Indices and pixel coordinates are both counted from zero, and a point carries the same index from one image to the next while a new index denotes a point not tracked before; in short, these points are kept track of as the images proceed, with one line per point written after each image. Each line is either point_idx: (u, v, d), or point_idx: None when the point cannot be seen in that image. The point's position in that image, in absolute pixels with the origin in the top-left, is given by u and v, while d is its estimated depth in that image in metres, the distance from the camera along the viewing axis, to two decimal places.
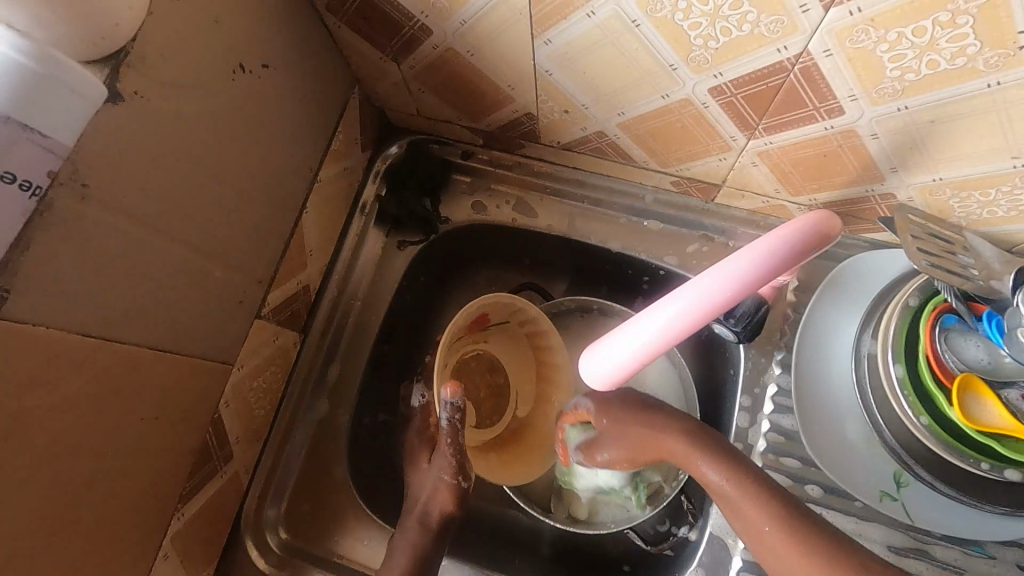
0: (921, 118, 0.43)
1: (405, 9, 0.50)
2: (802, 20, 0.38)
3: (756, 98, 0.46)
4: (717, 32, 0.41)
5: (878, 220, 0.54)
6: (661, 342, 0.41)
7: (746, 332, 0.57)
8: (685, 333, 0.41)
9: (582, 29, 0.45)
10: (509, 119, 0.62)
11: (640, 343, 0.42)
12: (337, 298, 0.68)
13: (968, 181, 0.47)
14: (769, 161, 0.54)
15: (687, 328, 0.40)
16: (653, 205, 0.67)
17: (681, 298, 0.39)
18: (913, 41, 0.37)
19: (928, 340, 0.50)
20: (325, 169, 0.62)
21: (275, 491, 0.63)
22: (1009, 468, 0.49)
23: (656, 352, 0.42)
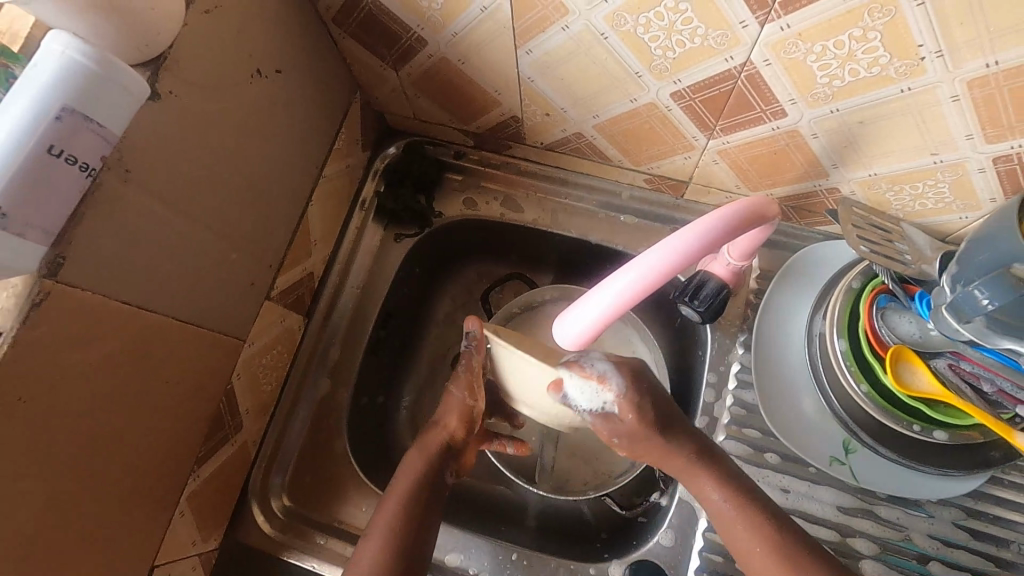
0: (852, 119, 0.50)
1: (404, 22, 0.56)
2: (742, 34, 0.45)
3: (712, 101, 0.53)
4: (673, 44, 0.48)
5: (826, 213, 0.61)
6: (618, 307, 0.46)
7: (709, 313, 0.63)
8: (635, 302, 0.46)
9: (559, 40, 0.52)
10: (498, 121, 0.68)
11: (603, 306, 0.46)
12: (338, 286, 0.74)
13: (899, 175, 0.54)
14: (728, 159, 0.60)
15: (645, 290, 0.44)
16: (629, 201, 0.73)
17: (638, 263, 0.44)
18: (836, 52, 0.44)
19: (867, 317, 0.57)
20: (329, 166, 0.68)
21: (281, 462, 0.69)
22: (938, 430, 0.55)
23: (615, 316, 0.47)
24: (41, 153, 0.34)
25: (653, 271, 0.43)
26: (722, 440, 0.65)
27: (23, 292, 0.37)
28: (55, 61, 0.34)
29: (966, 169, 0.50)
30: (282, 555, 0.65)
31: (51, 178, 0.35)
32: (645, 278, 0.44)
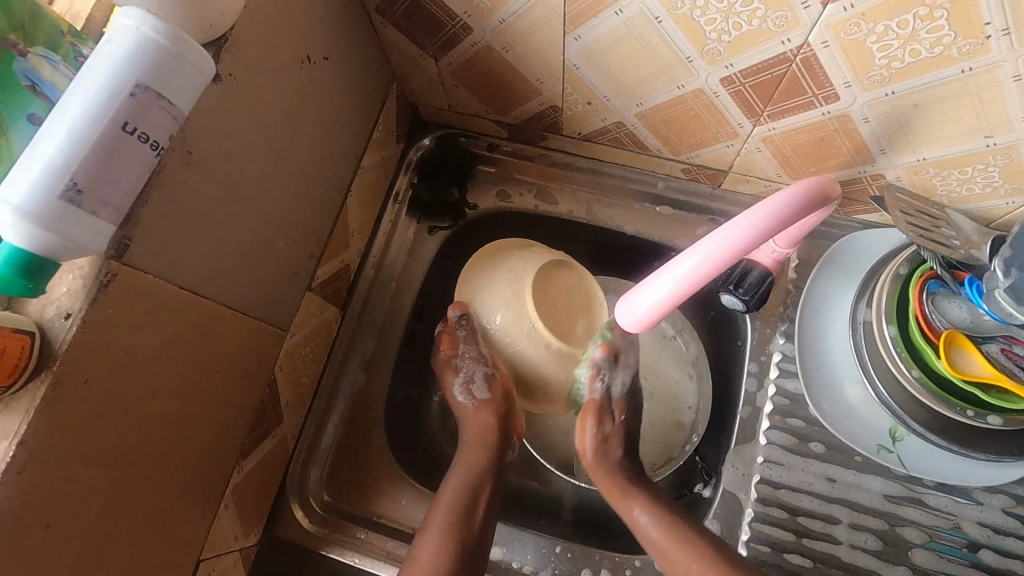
0: (906, 103, 0.50)
1: (451, 10, 0.56)
2: (803, 16, 0.45)
3: (762, 86, 0.52)
4: (729, 26, 0.48)
5: (870, 200, 0.60)
6: (679, 288, 0.46)
7: (754, 302, 0.63)
8: (697, 284, 0.45)
9: (610, 26, 0.51)
10: (536, 112, 0.68)
11: (672, 283, 0.46)
12: (373, 278, 0.73)
13: (948, 159, 0.54)
14: (772, 147, 0.60)
15: (716, 268, 0.44)
16: (664, 191, 0.73)
17: (712, 240, 0.43)
18: (898, 33, 0.44)
19: (917, 302, 0.57)
20: (367, 156, 0.67)
21: (318, 455, 0.68)
22: (992, 415, 0.54)
23: (681, 295, 0.46)
24: (114, 129, 0.34)
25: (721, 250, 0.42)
26: (765, 430, 0.65)
27: (90, 273, 0.37)
28: (129, 36, 0.34)
29: (1019, 152, 0.50)
30: (322, 550, 0.64)
31: (124, 155, 0.35)
32: (718, 256, 0.43)
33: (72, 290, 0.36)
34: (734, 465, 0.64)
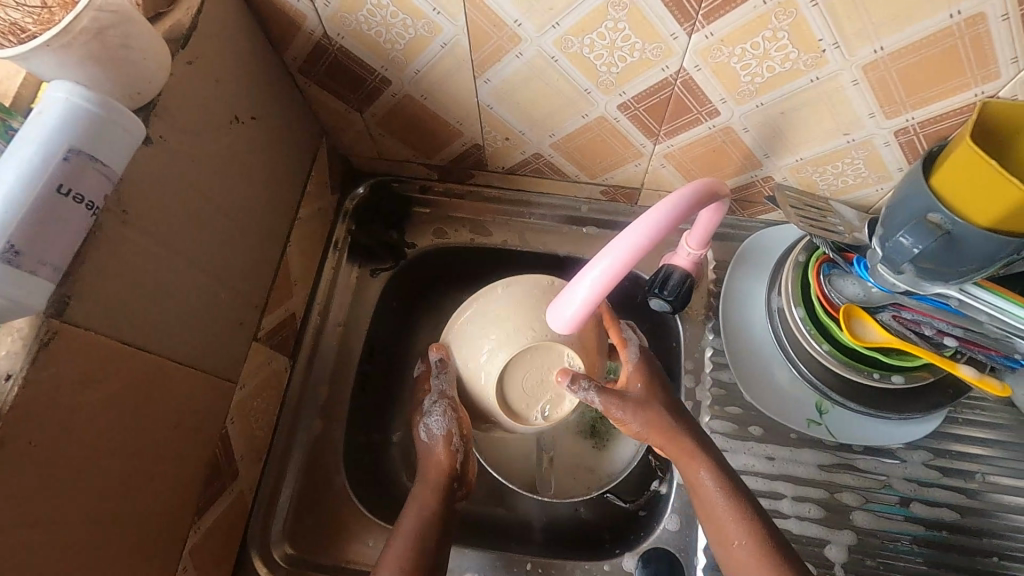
0: (775, 111, 0.57)
1: (368, 65, 0.61)
2: (674, 45, 0.52)
3: (654, 108, 0.59)
4: (616, 59, 0.54)
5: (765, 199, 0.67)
6: (610, 273, 0.48)
7: (678, 301, 0.68)
8: (626, 268, 0.48)
9: (514, 68, 0.57)
10: (460, 152, 0.73)
11: (602, 268, 0.48)
12: (320, 325, 0.74)
13: (821, 157, 0.62)
14: (674, 162, 0.67)
15: (640, 251, 0.47)
16: (589, 213, 0.79)
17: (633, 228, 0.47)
18: (753, 53, 0.51)
19: (816, 285, 0.63)
20: (304, 208, 0.70)
21: (279, 508, 0.67)
22: (895, 374, 0.61)
23: (598, 296, 0.51)
24: (50, 192, 0.36)
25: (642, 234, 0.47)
26: (707, 421, 0.69)
27: (29, 333, 0.38)
28: (60, 106, 0.37)
29: (874, 145, 0.58)
30: None
31: (57, 217, 0.36)
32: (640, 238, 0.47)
33: (10, 353, 0.37)
34: None
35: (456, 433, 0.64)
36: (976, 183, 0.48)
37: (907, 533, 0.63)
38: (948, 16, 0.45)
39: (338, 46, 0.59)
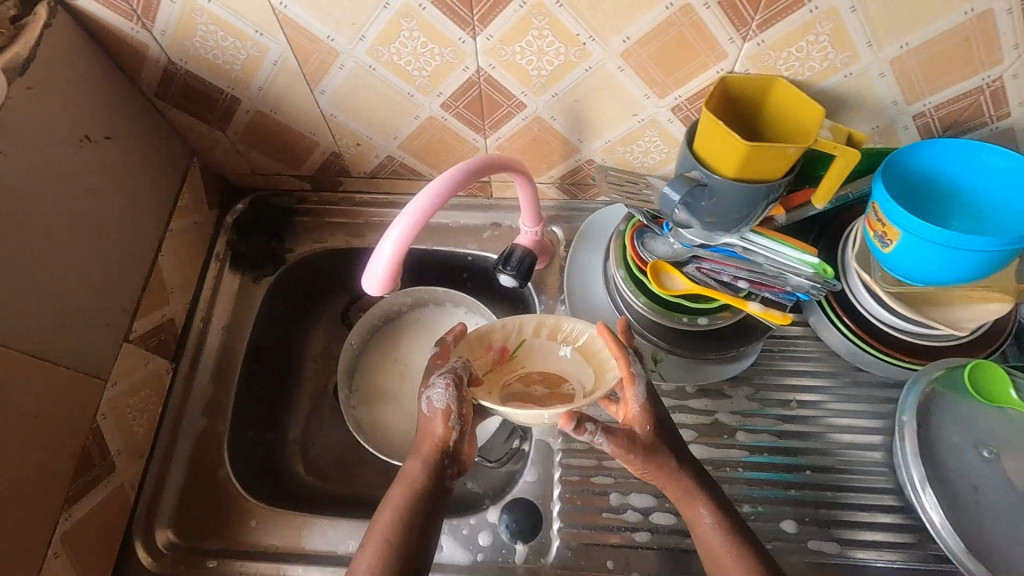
0: (570, 99, 0.67)
1: (216, 86, 0.69)
2: (466, 48, 0.61)
3: (470, 105, 0.68)
4: (423, 64, 0.63)
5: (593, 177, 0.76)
6: (410, 223, 0.53)
7: (521, 275, 0.76)
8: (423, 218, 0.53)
9: (341, 78, 0.66)
10: (322, 160, 0.81)
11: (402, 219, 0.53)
12: (202, 330, 0.80)
13: (624, 138, 0.72)
14: (506, 153, 0.76)
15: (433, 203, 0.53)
16: (452, 208, 0.87)
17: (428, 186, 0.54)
18: (530, 50, 0.61)
19: (631, 246, 0.71)
20: (175, 221, 0.76)
21: (163, 502, 0.71)
22: (701, 317, 0.70)
23: (403, 249, 0.54)
24: None
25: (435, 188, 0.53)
26: None
27: None
28: None
29: (659, 122, 0.69)
30: None
31: None
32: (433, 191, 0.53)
33: None
34: None
35: (456, 410, 0.60)
36: (716, 145, 0.58)
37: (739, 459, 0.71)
38: (665, 8, 0.55)
39: (185, 71, 0.66)
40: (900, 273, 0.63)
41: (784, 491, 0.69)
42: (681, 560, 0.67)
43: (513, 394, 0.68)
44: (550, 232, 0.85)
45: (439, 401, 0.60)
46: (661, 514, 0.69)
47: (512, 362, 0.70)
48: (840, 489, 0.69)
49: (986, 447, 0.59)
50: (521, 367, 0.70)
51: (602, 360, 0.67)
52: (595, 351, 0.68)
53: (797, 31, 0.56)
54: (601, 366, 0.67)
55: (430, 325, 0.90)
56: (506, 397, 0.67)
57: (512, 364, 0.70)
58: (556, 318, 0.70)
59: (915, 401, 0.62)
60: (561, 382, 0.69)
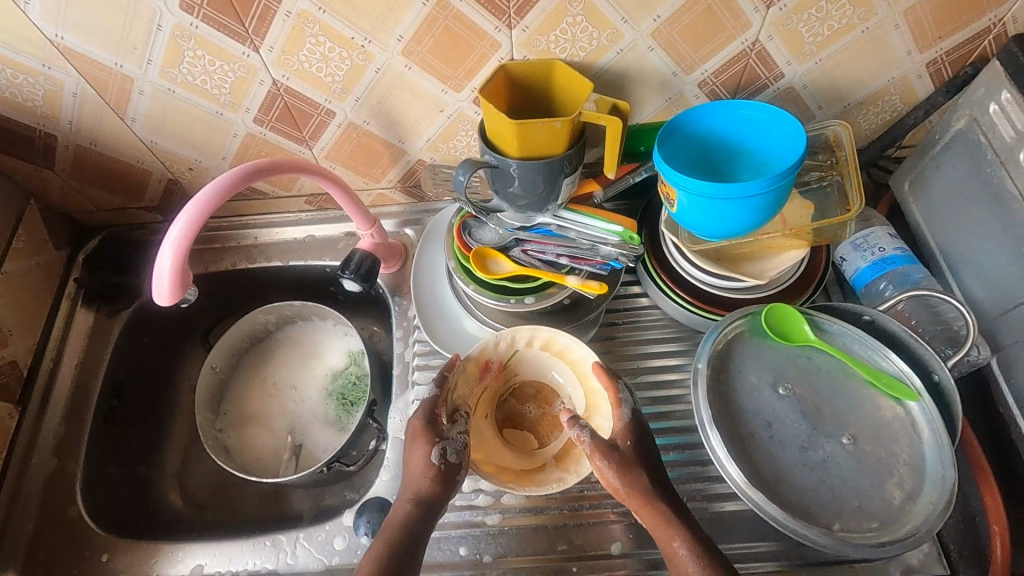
0: (374, 102, 0.69)
1: (26, 124, 0.69)
2: (253, 62, 0.63)
3: (282, 117, 0.70)
4: (220, 82, 0.65)
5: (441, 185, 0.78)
6: (189, 224, 0.54)
7: (364, 278, 0.76)
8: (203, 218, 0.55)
9: (146, 103, 0.67)
10: (162, 190, 0.81)
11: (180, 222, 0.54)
12: (51, 370, 0.79)
13: (442, 135, 0.74)
14: (337, 162, 0.78)
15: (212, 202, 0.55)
16: (306, 223, 0.87)
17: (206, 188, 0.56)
18: (316, 58, 0.63)
19: (457, 236, 0.73)
20: (9, 262, 0.75)
21: (11, 548, 0.71)
22: (529, 297, 0.72)
23: (184, 257, 0.55)
24: None
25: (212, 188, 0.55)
26: (413, 378, 0.77)
27: None
28: None
29: (467, 116, 0.71)
30: None
31: None
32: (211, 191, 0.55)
33: None
34: (395, 415, 0.76)
35: (462, 465, 0.64)
36: (500, 133, 0.60)
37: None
38: (422, 4, 0.58)
39: None
40: (701, 233, 0.66)
41: None
42: (531, 538, 0.68)
43: (506, 413, 0.74)
44: (403, 234, 0.88)
45: (451, 455, 0.64)
46: (510, 496, 0.69)
47: (507, 371, 0.74)
48: (698, 448, 0.71)
49: (782, 385, 0.60)
50: (514, 375, 0.74)
51: (593, 394, 0.70)
52: (586, 376, 0.71)
53: (553, 14, 0.60)
54: (587, 394, 0.71)
55: (300, 341, 0.91)
56: (497, 416, 0.73)
57: (506, 377, 0.74)
58: (551, 334, 0.70)
59: (710, 351, 0.61)
60: (554, 400, 0.74)
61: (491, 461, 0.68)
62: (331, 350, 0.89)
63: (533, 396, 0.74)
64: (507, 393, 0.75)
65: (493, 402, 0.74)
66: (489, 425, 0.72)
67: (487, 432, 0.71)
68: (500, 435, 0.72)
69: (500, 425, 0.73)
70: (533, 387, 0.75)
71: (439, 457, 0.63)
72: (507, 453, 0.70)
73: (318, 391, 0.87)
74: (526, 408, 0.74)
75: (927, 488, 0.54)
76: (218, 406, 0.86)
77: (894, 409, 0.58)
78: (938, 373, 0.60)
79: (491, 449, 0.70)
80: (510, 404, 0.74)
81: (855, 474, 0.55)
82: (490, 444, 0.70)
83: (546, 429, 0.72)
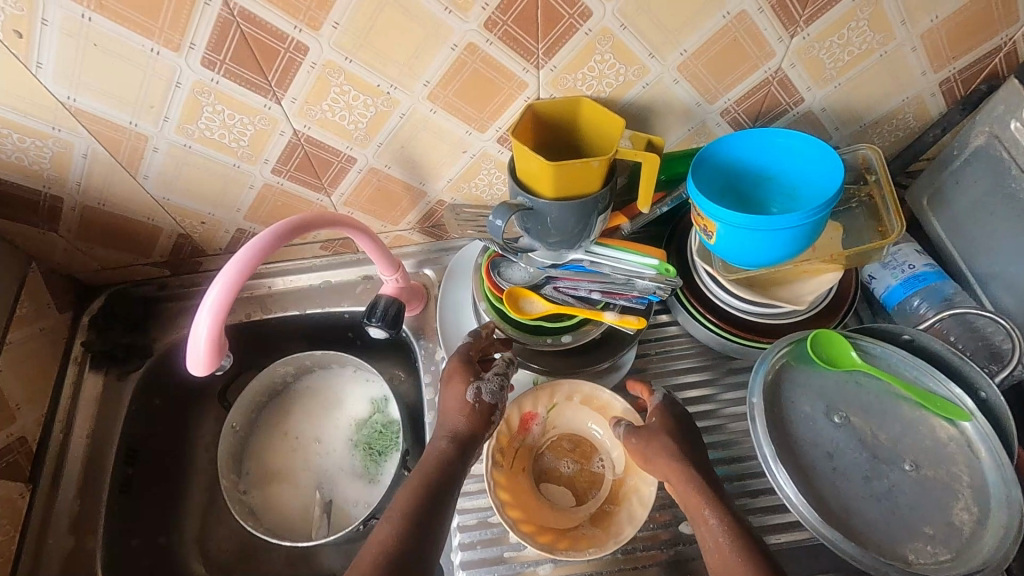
0: (396, 146, 0.67)
1: (30, 187, 0.66)
2: (275, 114, 0.61)
3: (300, 166, 0.68)
4: (240, 135, 0.63)
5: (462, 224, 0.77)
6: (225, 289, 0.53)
7: (390, 325, 0.74)
8: (239, 281, 0.53)
9: (160, 160, 0.65)
10: (172, 245, 0.78)
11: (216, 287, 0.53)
12: (62, 442, 0.75)
13: (464, 175, 0.73)
14: (355, 206, 0.76)
15: (248, 263, 0.54)
16: (322, 269, 0.84)
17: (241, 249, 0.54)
18: (338, 107, 0.61)
19: (488, 278, 0.72)
20: (14, 332, 0.71)
21: None
22: (565, 335, 0.71)
23: (221, 323, 0.54)
24: None
25: (248, 249, 0.54)
26: None
27: None
28: None
29: (491, 156, 0.70)
30: None
31: None
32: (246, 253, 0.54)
33: None
34: None
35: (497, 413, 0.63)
36: (533, 173, 0.59)
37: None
38: (450, 49, 0.57)
39: None
40: (736, 261, 0.65)
41: None
42: None
43: (541, 468, 0.71)
44: (423, 275, 0.86)
45: (485, 395, 0.63)
46: None
47: (546, 424, 0.72)
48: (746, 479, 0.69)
49: (836, 413, 0.60)
50: (553, 429, 0.73)
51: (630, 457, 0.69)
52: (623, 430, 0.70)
53: (581, 53, 0.59)
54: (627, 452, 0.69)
55: (320, 391, 0.87)
56: (534, 471, 0.71)
57: (542, 430, 0.72)
58: (592, 389, 0.70)
59: (762, 382, 0.60)
60: (592, 456, 0.72)
61: (529, 518, 0.65)
62: (354, 398, 0.86)
63: (569, 452, 0.72)
64: (544, 448, 0.72)
65: (529, 455, 0.71)
66: (524, 481, 0.69)
67: (524, 490, 0.69)
68: (534, 492, 0.69)
69: (535, 484, 0.70)
70: (573, 443, 0.73)
71: (477, 395, 0.62)
72: (544, 511, 0.68)
73: (341, 444, 0.84)
74: (564, 463, 0.72)
75: (994, 509, 0.54)
76: (239, 466, 0.82)
77: (949, 430, 0.58)
78: (985, 391, 0.59)
79: (530, 506, 0.67)
80: (545, 459, 0.72)
81: (917, 501, 0.55)
82: (526, 501, 0.68)
83: (583, 486, 0.70)
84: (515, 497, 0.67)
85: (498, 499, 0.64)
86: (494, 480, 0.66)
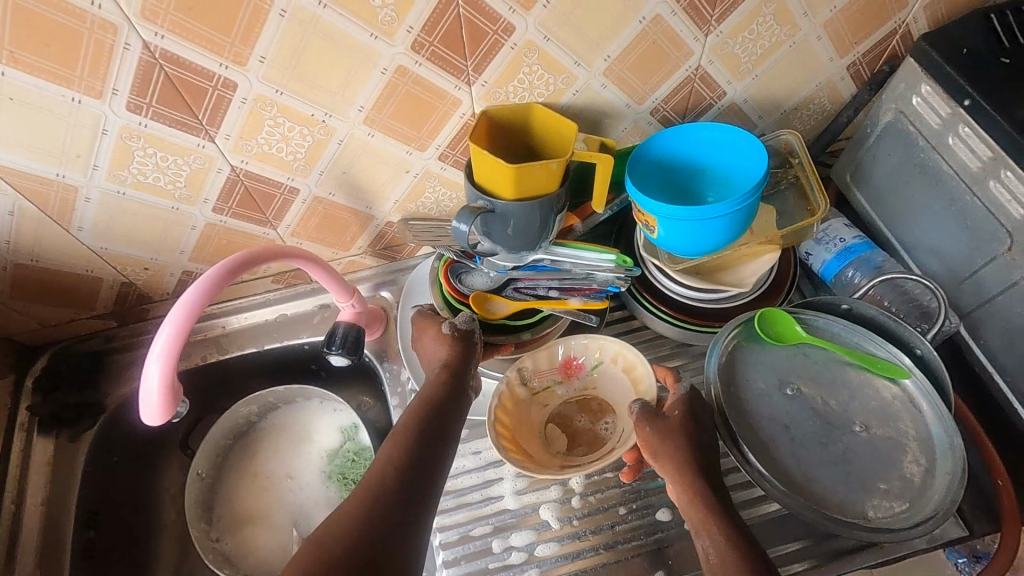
0: (337, 173, 0.67)
1: None
2: (210, 152, 0.61)
3: (242, 202, 0.68)
4: (175, 176, 0.62)
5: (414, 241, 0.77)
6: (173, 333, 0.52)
7: (351, 351, 0.73)
8: (188, 322, 0.53)
9: (93, 210, 0.63)
10: (116, 295, 0.76)
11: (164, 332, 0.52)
12: (14, 512, 0.70)
13: (409, 195, 0.73)
14: (303, 236, 0.75)
15: (195, 304, 0.53)
16: (276, 302, 0.83)
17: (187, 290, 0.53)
18: (273, 138, 0.61)
19: (446, 281, 0.73)
20: None
21: None
22: (525, 332, 0.74)
23: (172, 368, 0.53)
24: None
25: (193, 290, 0.53)
26: None
27: None
28: None
29: (434, 173, 0.71)
30: None
31: None
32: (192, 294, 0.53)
33: None
34: None
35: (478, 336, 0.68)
36: (494, 177, 0.61)
37: (616, 476, 0.72)
38: (381, 73, 0.58)
39: None
40: (681, 251, 0.68)
41: (654, 481, 0.71)
42: None
43: (562, 415, 0.72)
44: (380, 297, 0.85)
45: (462, 324, 0.68)
46: (544, 546, 0.68)
47: (586, 377, 0.73)
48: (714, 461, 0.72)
49: (788, 385, 0.63)
50: (593, 387, 0.73)
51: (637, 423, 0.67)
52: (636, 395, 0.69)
53: (510, 66, 0.61)
54: None
55: (287, 426, 0.86)
56: (552, 412, 0.72)
57: (581, 385, 0.73)
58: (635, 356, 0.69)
59: (716, 365, 0.63)
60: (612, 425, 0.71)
61: (514, 438, 0.67)
62: (323, 429, 0.85)
63: (587, 413, 0.72)
64: (575, 399, 0.73)
65: (548, 399, 0.72)
66: (531, 419, 0.71)
67: (530, 419, 0.71)
68: (534, 423, 0.71)
69: (540, 427, 0.71)
70: (605, 409, 0.72)
71: (452, 326, 0.68)
72: (534, 445, 0.69)
73: (317, 475, 0.82)
74: (580, 422, 0.72)
75: (940, 458, 0.57)
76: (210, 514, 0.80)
77: (892, 389, 0.62)
78: (920, 348, 0.63)
79: (523, 437, 0.69)
80: (563, 413, 0.72)
81: (871, 459, 0.59)
82: (525, 429, 0.69)
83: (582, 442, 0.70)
84: (516, 420, 0.69)
85: (497, 405, 0.67)
86: (504, 391, 0.68)
